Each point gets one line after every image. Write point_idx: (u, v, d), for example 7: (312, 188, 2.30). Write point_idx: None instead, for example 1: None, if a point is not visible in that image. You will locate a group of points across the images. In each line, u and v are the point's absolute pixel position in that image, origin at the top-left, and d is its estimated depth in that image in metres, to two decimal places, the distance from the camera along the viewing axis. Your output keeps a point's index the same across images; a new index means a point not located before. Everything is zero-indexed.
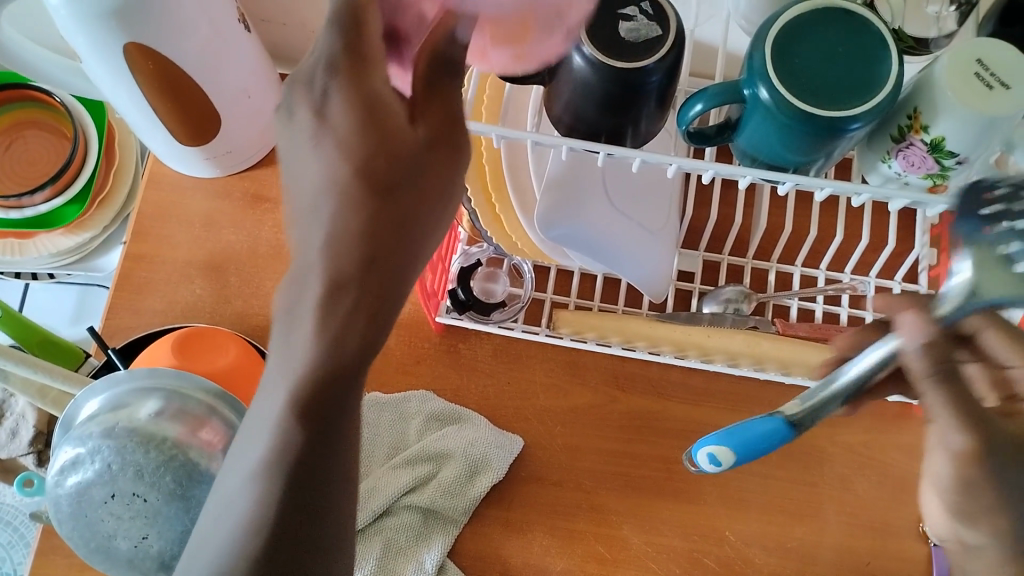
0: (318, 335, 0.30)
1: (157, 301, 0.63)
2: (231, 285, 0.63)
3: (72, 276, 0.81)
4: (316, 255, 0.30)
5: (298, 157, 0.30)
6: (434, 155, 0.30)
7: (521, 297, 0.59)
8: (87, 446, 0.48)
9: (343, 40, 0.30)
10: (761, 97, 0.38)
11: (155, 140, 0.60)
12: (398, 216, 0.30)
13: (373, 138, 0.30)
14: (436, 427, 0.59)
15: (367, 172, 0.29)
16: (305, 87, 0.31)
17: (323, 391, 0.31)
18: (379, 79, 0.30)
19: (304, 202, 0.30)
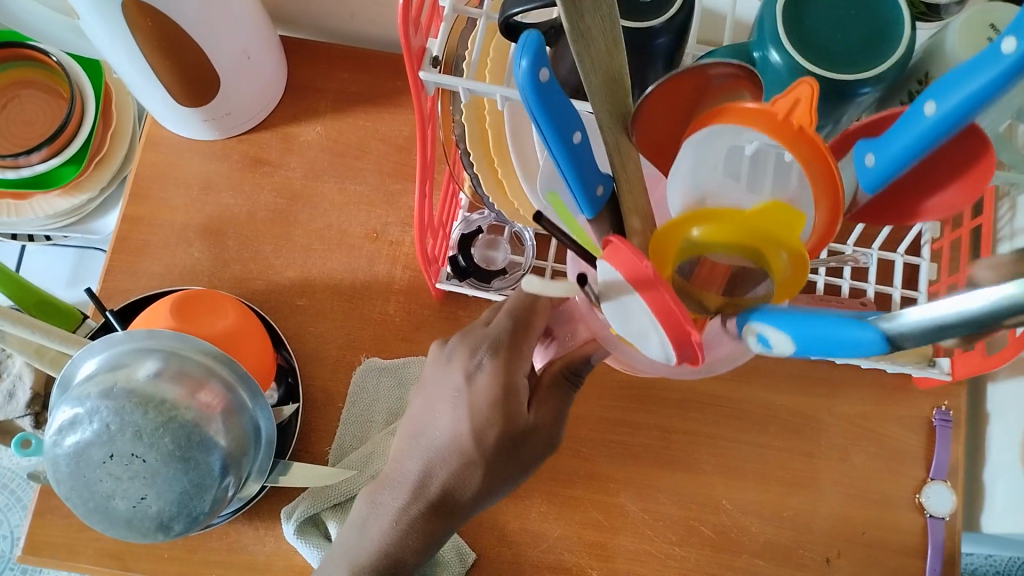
0: (420, 528, 0.47)
1: (155, 264, 0.62)
2: (230, 248, 0.63)
3: (69, 238, 0.81)
4: (440, 469, 0.46)
5: (452, 395, 0.46)
6: (539, 435, 0.46)
7: (522, 264, 0.59)
8: (85, 406, 0.48)
9: (512, 326, 0.45)
10: (772, 60, 0.37)
11: (153, 100, 0.59)
12: (503, 468, 0.45)
13: (503, 417, 0.45)
14: None
15: (490, 442, 0.45)
16: (483, 344, 0.46)
17: (423, 551, 0.48)
18: (523, 351, 0.45)
19: (444, 432, 0.46)
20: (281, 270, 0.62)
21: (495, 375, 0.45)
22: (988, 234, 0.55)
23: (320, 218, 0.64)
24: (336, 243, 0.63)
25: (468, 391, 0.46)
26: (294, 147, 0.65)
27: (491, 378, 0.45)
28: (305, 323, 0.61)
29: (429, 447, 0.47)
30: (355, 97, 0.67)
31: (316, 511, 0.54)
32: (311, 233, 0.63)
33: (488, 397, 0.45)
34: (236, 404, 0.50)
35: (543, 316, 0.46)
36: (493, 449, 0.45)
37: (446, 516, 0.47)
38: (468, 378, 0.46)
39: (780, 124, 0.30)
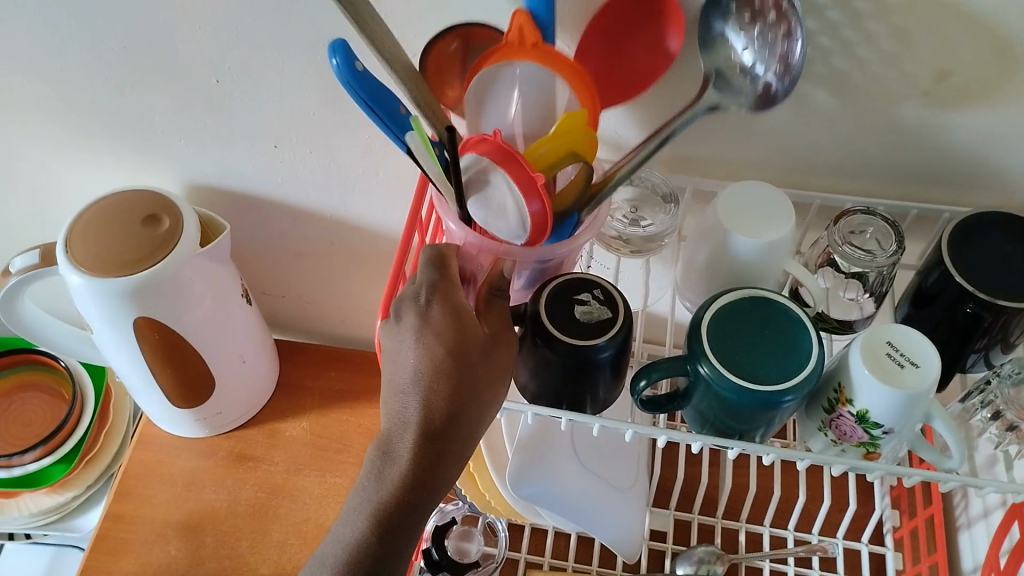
0: (409, 467, 0.38)
1: (130, 563, 0.62)
2: (206, 546, 0.63)
3: (48, 535, 0.78)
4: (415, 398, 0.38)
5: (403, 340, 0.39)
6: (504, 340, 0.39)
7: (496, 556, 0.61)
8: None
9: (438, 275, 0.39)
10: (702, 374, 0.40)
11: (151, 403, 0.64)
12: (473, 385, 0.38)
13: (459, 331, 0.38)
14: None
15: (459, 347, 0.38)
16: (408, 303, 0.39)
17: (397, 527, 0.38)
18: (457, 319, 0.39)
19: (401, 459, 0.38)
20: (255, 567, 0.62)
21: (437, 330, 0.38)
22: (942, 522, 0.58)
23: (299, 512, 0.65)
24: (314, 539, 0.64)
25: (409, 373, 0.39)
26: (279, 443, 0.68)
27: (434, 348, 0.38)
28: None
29: (377, 476, 0.39)
30: (342, 393, 0.71)
31: None
32: (289, 529, 0.64)
33: (432, 362, 0.38)
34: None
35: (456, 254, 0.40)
36: (442, 379, 0.38)
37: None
38: (396, 368, 0.39)
39: (521, 46, 0.37)
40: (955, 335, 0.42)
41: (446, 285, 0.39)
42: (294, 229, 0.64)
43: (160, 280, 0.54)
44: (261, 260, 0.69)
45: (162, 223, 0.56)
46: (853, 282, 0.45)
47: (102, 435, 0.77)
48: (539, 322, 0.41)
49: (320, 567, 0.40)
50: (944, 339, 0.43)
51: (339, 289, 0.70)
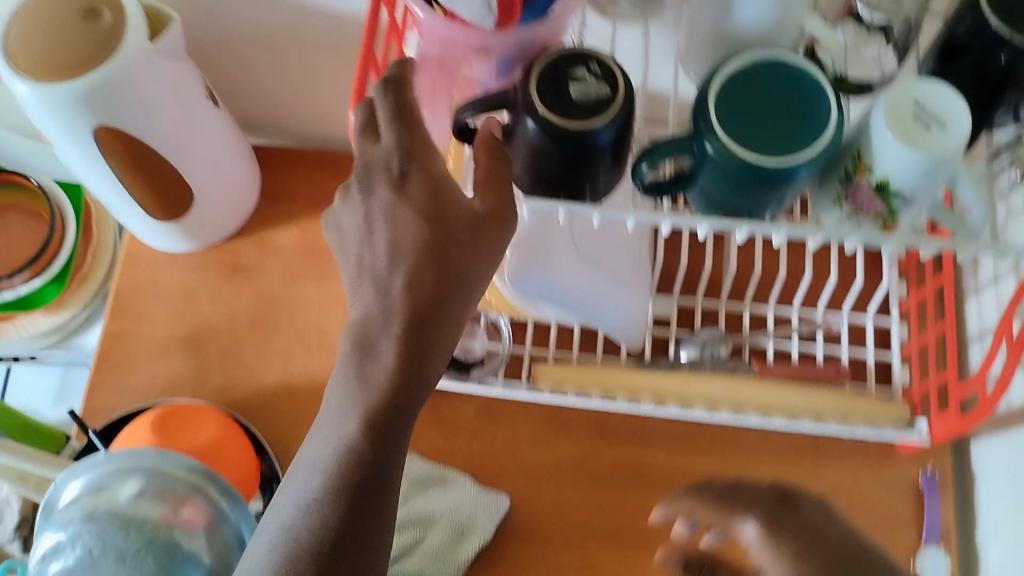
0: (399, 357, 0.38)
1: (137, 378, 0.62)
2: (211, 357, 0.63)
3: (52, 355, 0.78)
4: (397, 283, 0.38)
5: (379, 219, 0.38)
6: (485, 215, 0.38)
7: (500, 352, 0.61)
8: (85, 527, 0.48)
9: (409, 136, 0.38)
10: (708, 152, 0.37)
11: (131, 218, 0.61)
12: (457, 266, 0.38)
13: (439, 209, 0.38)
14: (419, 490, 0.60)
15: (439, 226, 0.38)
16: (381, 174, 0.38)
17: (390, 420, 0.39)
18: (428, 198, 0.38)
19: (386, 354, 0.38)
20: (261, 375, 0.63)
21: (413, 214, 0.38)
22: (951, 290, 0.57)
23: (299, 319, 0.64)
24: (316, 345, 0.64)
25: (383, 259, 0.38)
26: (270, 252, 0.66)
27: (411, 235, 0.38)
28: (289, 426, 0.61)
29: (360, 373, 0.39)
30: (328, 197, 0.68)
31: None
32: (291, 336, 0.64)
33: (412, 248, 0.38)
34: (216, 508, 0.50)
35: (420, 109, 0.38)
36: (424, 269, 0.38)
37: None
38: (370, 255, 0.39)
39: None
40: (982, 92, 0.38)
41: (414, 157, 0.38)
42: (254, 17, 0.58)
43: (115, 84, 0.49)
44: (224, 55, 0.63)
45: (104, 18, 0.49)
46: (876, 35, 0.41)
47: (89, 254, 0.75)
48: (530, 103, 0.37)
49: (309, 471, 0.39)
50: (973, 94, 0.39)
51: (312, 84, 0.65)
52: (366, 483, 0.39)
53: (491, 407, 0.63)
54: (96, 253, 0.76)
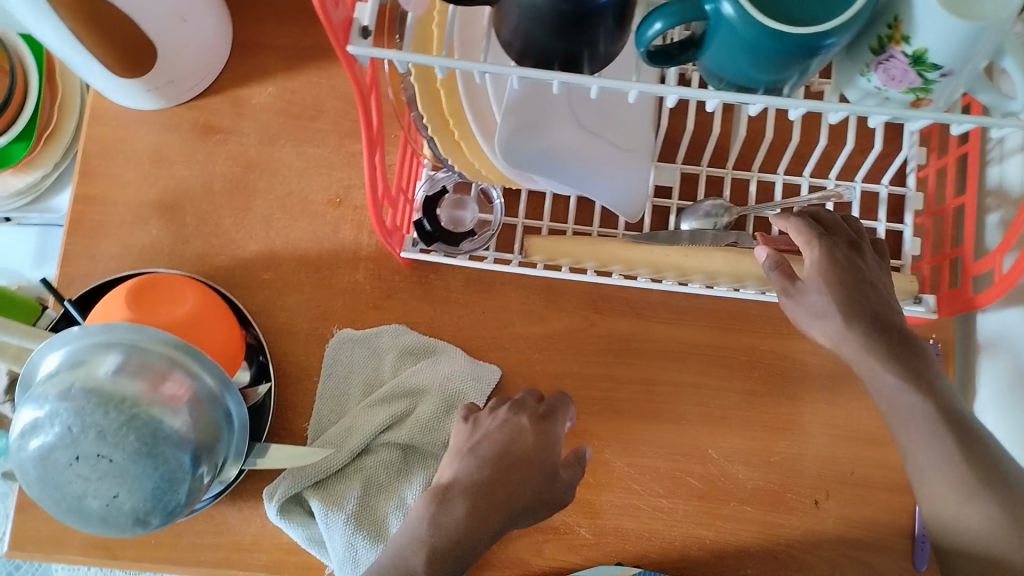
0: (470, 515, 0.48)
1: (113, 246, 0.60)
2: (188, 224, 0.60)
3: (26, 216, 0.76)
4: (498, 464, 0.50)
5: (497, 428, 0.53)
6: (559, 482, 0.52)
7: (492, 223, 0.58)
8: (64, 403, 0.47)
9: (550, 405, 0.55)
10: (725, 15, 0.32)
11: (92, 74, 0.55)
12: (542, 483, 0.51)
13: (540, 449, 0.52)
14: (410, 361, 0.59)
15: (538, 449, 0.52)
16: (515, 402, 0.54)
17: (435, 567, 0.46)
18: (539, 449, 0.52)
19: (460, 506, 0.49)
20: (243, 243, 0.60)
21: (522, 434, 0.52)
22: (974, 159, 0.53)
23: (279, 185, 0.61)
24: (299, 211, 0.60)
25: (487, 445, 0.51)
26: (245, 111, 0.62)
27: (518, 451, 0.51)
28: (274, 297, 0.59)
29: (431, 519, 0.48)
30: (306, 51, 0.63)
31: (297, 490, 0.55)
32: (272, 203, 0.61)
33: (516, 455, 0.51)
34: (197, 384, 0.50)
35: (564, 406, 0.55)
36: (511, 470, 0.50)
37: (895, 335, 0.44)
38: (475, 445, 0.52)
39: None
40: None
41: (538, 431, 0.53)
42: None
43: None
44: None
45: None
46: None
47: (56, 109, 0.70)
48: None
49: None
50: None
51: None
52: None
53: (483, 278, 0.60)
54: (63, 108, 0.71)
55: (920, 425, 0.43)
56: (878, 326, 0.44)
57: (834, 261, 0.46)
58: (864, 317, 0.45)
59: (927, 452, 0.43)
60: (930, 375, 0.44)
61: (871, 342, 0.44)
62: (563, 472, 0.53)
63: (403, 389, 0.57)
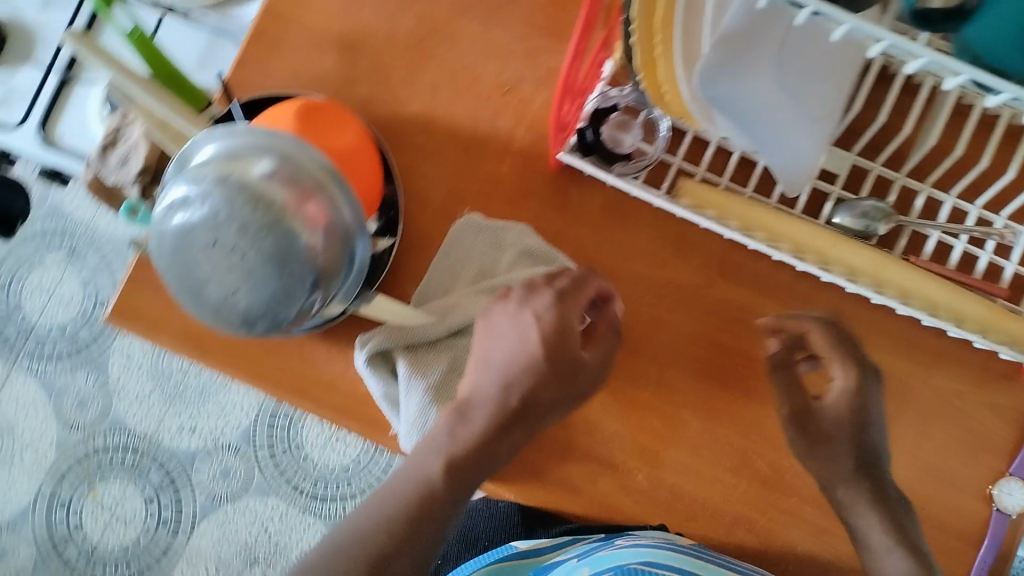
0: (483, 432, 0.51)
1: (287, 66, 0.61)
2: (361, 67, 0.61)
3: None
4: (520, 383, 0.51)
5: (518, 327, 0.52)
6: (584, 374, 0.52)
7: (650, 154, 0.55)
8: (217, 189, 0.49)
9: (577, 286, 0.53)
10: None
11: None
12: (564, 386, 0.51)
13: (562, 349, 0.51)
14: (526, 263, 0.58)
15: (555, 346, 0.51)
16: (539, 289, 0.53)
17: (449, 497, 0.50)
18: (557, 347, 0.51)
19: (476, 420, 0.51)
20: (406, 101, 0.60)
21: (541, 331, 0.51)
22: None
23: (457, 55, 0.60)
24: (467, 86, 0.60)
25: (511, 348, 0.52)
26: None
27: (530, 356, 0.51)
28: (421, 162, 0.60)
29: (451, 433, 0.51)
30: None
31: (386, 347, 0.56)
32: (444, 70, 0.60)
33: (533, 359, 0.51)
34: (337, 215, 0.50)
35: (597, 287, 0.53)
36: (524, 376, 0.51)
37: (869, 471, 0.52)
38: (489, 353, 0.52)
39: None
40: None
41: (556, 326, 0.51)
42: None
43: None
44: None
45: None
46: None
47: None
48: None
49: (378, 507, 0.51)
50: None
51: None
52: (409, 534, 0.50)
53: (617, 205, 0.58)
54: None
55: (889, 556, 0.50)
56: (861, 460, 0.52)
57: (844, 376, 0.52)
58: (852, 461, 0.52)
59: (888, 558, 0.50)
60: (902, 518, 0.51)
61: (851, 475, 0.51)
62: (587, 357, 0.52)
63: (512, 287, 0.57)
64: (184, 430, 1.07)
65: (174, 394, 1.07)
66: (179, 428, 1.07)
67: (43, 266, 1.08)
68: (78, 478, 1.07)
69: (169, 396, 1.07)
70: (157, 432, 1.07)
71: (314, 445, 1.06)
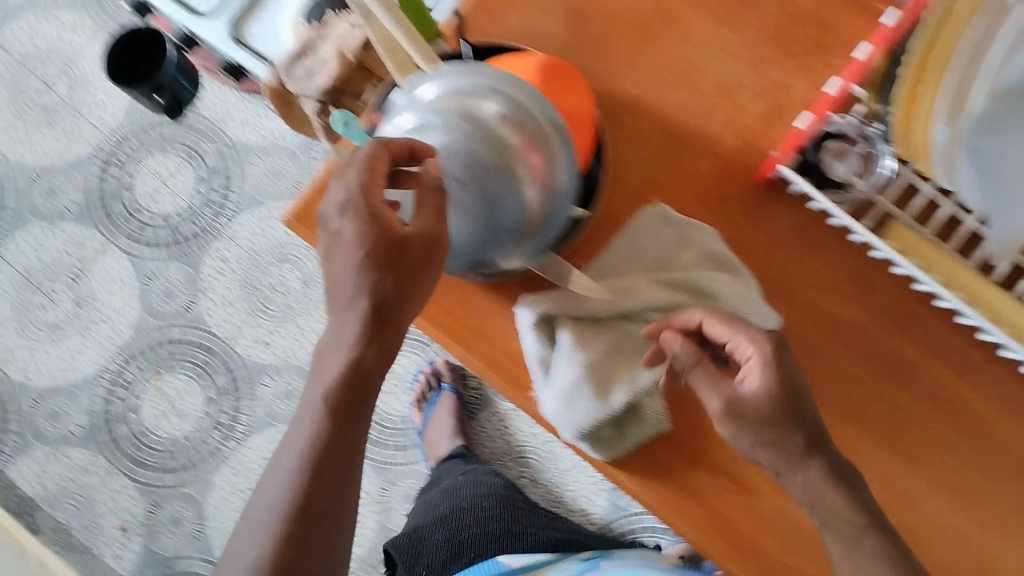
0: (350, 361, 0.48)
1: (514, 19, 0.61)
2: (586, 38, 0.61)
3: None
4: (358, 286, 0.47)
5: (347, 246, 0.46)
6: (418, 245, 0.47)
7: (858, 189, 0.54)
8: (451, 117, 0.50)
9: (370, 175, 0.46)
10: None
11: None
12: (409, 278, 0.47)
13: (379, 233, 0.46)
14: (705, 265, 0.56)
15: (380, 245, 0.46)
16: (347, 205, 0.46)
17: (347, 416, 0.49)
18: (389, 246, 0.46)
19: (348, 340, 0.48)
20: (622, 80, 0.60)
21: (360, 240, 0.46)
22: None
23: (683, 48, 0.60)
24: (686, 79, 0.60)
25: (329, 251, 0.47)
26: None
27: (362, 261, 0.46)
28: (624, 142, 0.60)
29: (322, 357, 0.50)
30: None
31: (551, 313, 0.55)
32: (667, 59, 0.60)
33: (362, 265, 0.46)
34: (556, 168, 0.51)
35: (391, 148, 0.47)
36: (386, 280, 0.46)
37: (804, 429, 0.47)
38: (326, 253, 0.48)
39: None
40: None
41: (361, 216, 0.46)
42: None
43: None
44: None
45: None
46: None
47: None
48: None
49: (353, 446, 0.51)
50: None
51: None
52: (335, 448, 0.50)
53: (808, 232, 0.57)
54: None
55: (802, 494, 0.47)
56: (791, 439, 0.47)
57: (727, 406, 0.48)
58: (804, 438, 0.47)
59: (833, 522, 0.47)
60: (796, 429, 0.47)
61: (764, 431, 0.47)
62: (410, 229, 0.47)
63: (691, 285, 0.55)
64: (259, 344, 1.08)
65: (259, 306, 1.09)
66: (255, 340, 1.08)
67: (163, 154, 1.10)
68: (145, 364, 1.08)
69: (252, 307, 1.09)
70: (233, 338, 1.08)
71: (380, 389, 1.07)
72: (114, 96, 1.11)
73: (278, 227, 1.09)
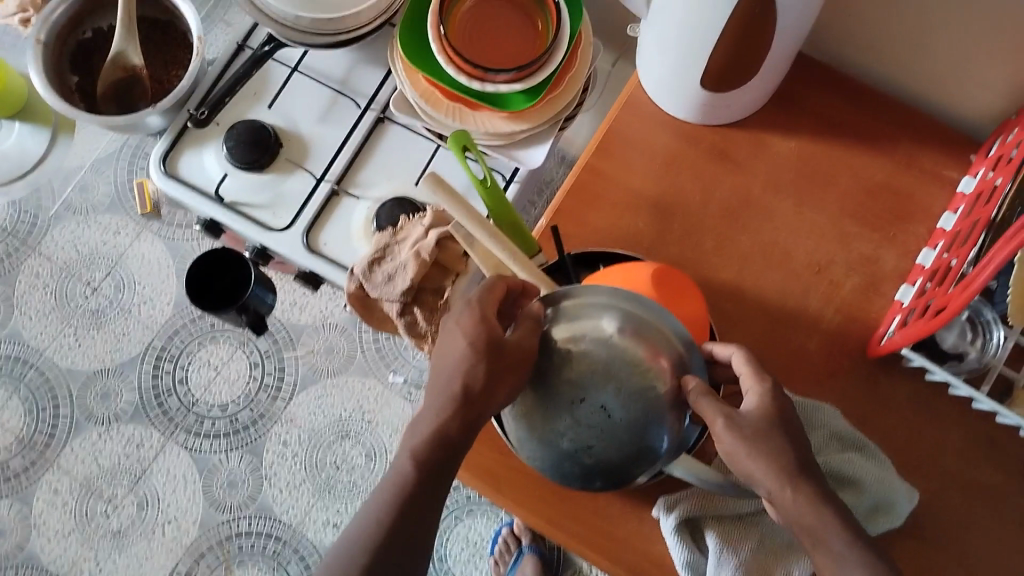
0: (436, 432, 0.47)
1: (603, 221, 0.64)
2: (674, 231, 0.64)
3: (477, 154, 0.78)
4: (460, 371, 0.47)
5: (456, 330, 0.49)
6: (515, 353, 0.47)
7: (973, 357, 0.57)
8: (575, 348, 0.47)
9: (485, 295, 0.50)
10: None
11: (683, 69, 0.59)
12: (500, 370, 0.47)
13: (485, 330, 0.48)
14: (837, 448, 0.56)
15: (484, 337, 0.47)
16: (462, 308, 0.50)
17: (418, 494, 0.48)
18: (488, 338, 0.47)
19: (433, 414, 0.48)
20: (716, 268, 0.63)
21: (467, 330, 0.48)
22: None
23: (769, 232, 0.63)
24: (777, 262, 0.62)
25: (437, 347, 0.50)
26: (764, 154, 0.65)
27: (463, 347, 0.48)
28: (729, 328, 0.61)
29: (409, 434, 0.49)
30: (838, 126, 0.65)
31: (695, 515, 0.58)
32: (756, 244, 0.63)
33: (464, 351, 0.48)
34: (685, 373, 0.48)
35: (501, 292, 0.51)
36: (478, 363, 0.47)
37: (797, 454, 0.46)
38: (438, 348, 0.50)
39: None
40: None
41: (477, 320, 0.49)
42: None
43: None
44: None
45: None
46: None
47: (565, 82, 0.73)
48: None
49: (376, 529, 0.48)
50: None
51: (887, 29, 0.60)
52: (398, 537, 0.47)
53: (925, 402, 0.59)
54: (570, 83, 0.73)
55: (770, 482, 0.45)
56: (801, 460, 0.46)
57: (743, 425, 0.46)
58: (798, 457, 0.45)
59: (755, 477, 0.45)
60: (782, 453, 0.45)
61: (780, 452, 0.45)
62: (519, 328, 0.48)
63: (834, 473, 0.54)
64: (329, 525, 1.06)
65: (325, 486, 1.07)
66: (324, 523, 1.06)
67: (215, 344, 1.12)
68: (214, 562, 1.05)
69: (318, 488, 1.07)
70: (303, 523, 1.06)
71: (456, 560, 1.06)
72: (163, 292, 1.12)
73: (336, 405, 1.10)
